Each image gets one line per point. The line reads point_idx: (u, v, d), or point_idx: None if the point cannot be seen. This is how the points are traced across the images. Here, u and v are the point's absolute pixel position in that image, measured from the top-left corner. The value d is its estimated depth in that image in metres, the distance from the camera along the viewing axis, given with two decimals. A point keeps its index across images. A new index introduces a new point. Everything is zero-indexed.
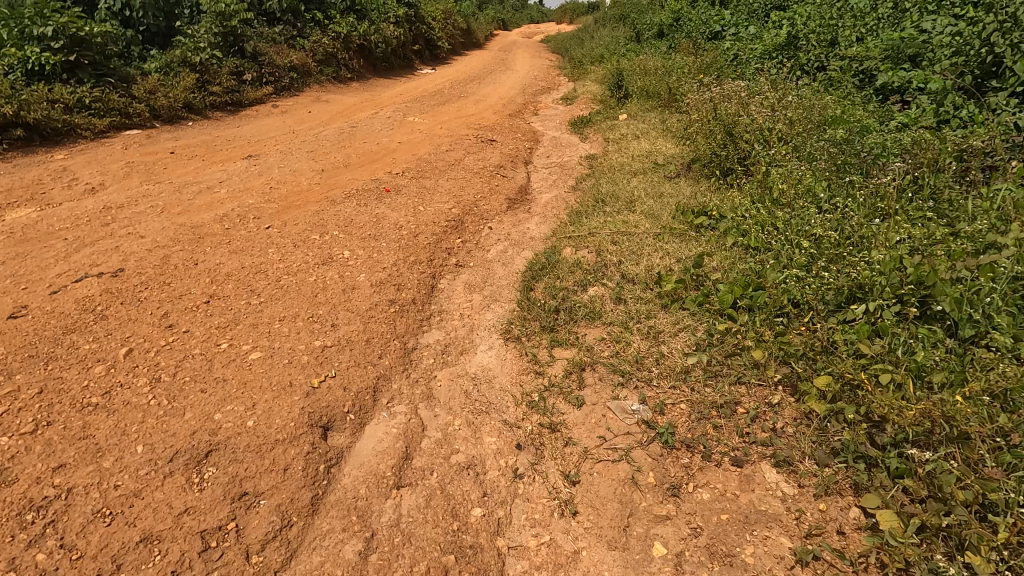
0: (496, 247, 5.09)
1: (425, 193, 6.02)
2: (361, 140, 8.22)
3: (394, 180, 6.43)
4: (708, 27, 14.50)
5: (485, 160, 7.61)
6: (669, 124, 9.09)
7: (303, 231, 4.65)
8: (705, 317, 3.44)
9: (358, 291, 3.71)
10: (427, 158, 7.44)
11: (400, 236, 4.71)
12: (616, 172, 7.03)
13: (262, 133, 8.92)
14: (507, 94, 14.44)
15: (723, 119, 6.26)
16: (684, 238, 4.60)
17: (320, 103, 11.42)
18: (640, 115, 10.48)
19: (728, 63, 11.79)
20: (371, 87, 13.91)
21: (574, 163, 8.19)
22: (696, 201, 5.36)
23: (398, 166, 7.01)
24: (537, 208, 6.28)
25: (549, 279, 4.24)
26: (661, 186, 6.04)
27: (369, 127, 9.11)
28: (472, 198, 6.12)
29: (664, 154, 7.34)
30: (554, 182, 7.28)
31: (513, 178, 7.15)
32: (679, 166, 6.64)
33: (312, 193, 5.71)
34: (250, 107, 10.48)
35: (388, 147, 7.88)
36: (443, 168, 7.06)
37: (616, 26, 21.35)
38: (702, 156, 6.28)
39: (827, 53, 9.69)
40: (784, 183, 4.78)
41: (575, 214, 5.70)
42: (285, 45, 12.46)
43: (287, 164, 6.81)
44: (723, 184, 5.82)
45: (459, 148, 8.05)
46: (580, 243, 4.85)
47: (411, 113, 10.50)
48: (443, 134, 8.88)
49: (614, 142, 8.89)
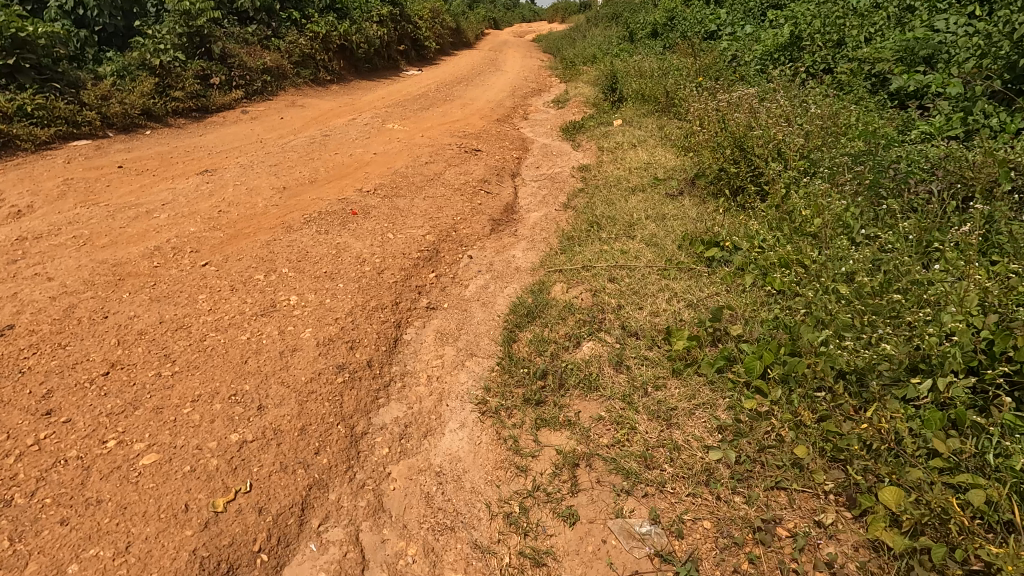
0: (475, 282, 4.43)
1: (397, 216, 5.33)
2: (333, 151, 7.52)
3: (364, 199, 5.74)
4: (703, 27, 13.89)
5: (468, 172, 6.94)
6: (668, 132, 8.45)
7: (246, 268, 3.95)
8: (727, 388, 2.78)
9: (299, 353, 3.02)
10: (403, 172, 6.76)
11: (362, 273, 4.02)
12: (612, 187, 6.38)
13: (226, 142, 8.20)
14: (495, 97, 13.76)
15: (731, 131, 5.63)
16: (693, 275, 3.95)
17: (294, 108, 10.70)
18: (635, 120, 9.85)
19: (727, 64, 11.17)
20: (351, 90, 13.20)
21: (566, 175, 7.53)
22: (704, 227, 4.72)
23: (370, 182, 6.33)
24: (524, 230, 5.63)
25: (536, 329, 3.59)
26: (663, 207, 5.39)
27: (344, 136, 8.42)
28: (451, 220, 5.45)
29: (664, 167, 6.71)
30: (543, 199, 6.62)
31: (498, 194, 6.49)
32: (682, 182, 5.99)
33: (267, 217, 5.02)
34: (217, 113, 9.76)
35: (362, 160, 7.19)
36: (420, 184, 6.37)
37: (609, 25, 20.72)
38: (708, 171, 5.65)
39: (834, 54, 9.08)
40: (807, 210, 4.14)
41: (567, 240, 5.04)
42: (258, 45, 11.74)
43: (245, 181, 6.11)
44: (732, 205, 5.19)
45: (440, 159, 7.38)
46: (572, 279, 4.19)
47: (392, 119, 9.82)
48: (424, 143, 8.20)
49: (609, 152, 8.24)
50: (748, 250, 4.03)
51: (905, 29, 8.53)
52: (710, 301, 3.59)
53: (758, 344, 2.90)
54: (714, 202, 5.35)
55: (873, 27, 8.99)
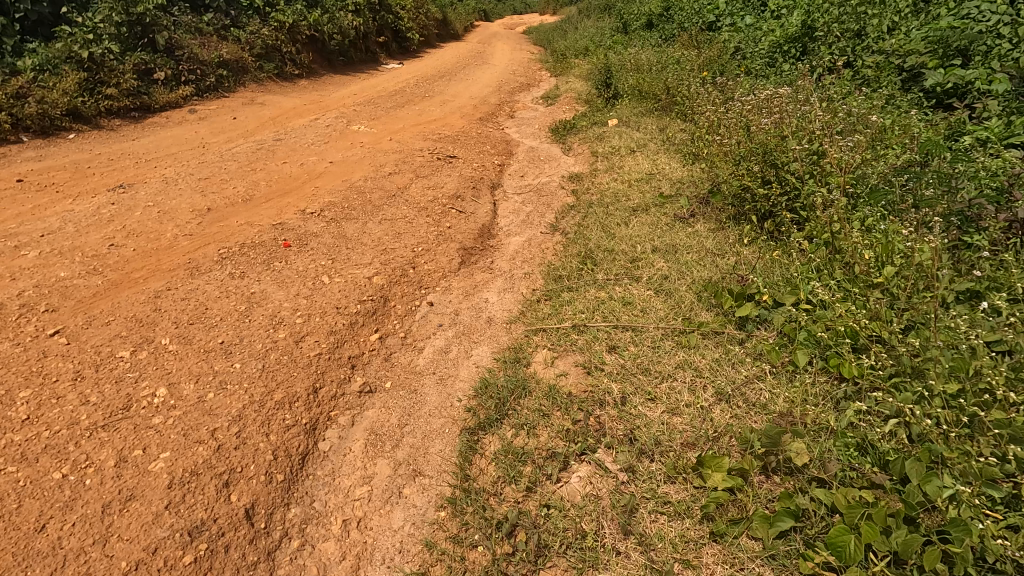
0: (432, 346, 3.40)
1: (342, 247, 4.25)
2: (282, 159, 6.46)
3: (305, 224, 4.66)
4: (702, 16, 12.84)
5: (439, 185, 5.88)
6: (672, 136, 7.40)
7: (108, 339, 2.87)
8: (800, 572, 1.82)
9: (133, 506, 2.00)
10: (361, 186, 5.68)
11: (273, 342, 2.95)
12: (608, 205, 5.37)
13: (161, 148, 7.11)
14: (478, 92, 12.64)
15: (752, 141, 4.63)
16: (721, 346, 2.94)
17: (252, 106, 9.58)
18: (632, 120, 8.82)
19: (731, 58, 10.09)
20: (321, 86, 12.06)
21: (554, 188, 6.50)
22: (728, 271, 3.71)
23: (319, 199, 5.28)
24: (502, 262, 4.60)
25: (507, 434, 2.57)
26: (672, 236, 4.37)
27: (299, 140, 7.34)
28: (410, 251, 4.39)
29: (670, 181, 5.67)
30: (526, 220, 5.58)
31: (473, 214, 5.43)
32: (694, 202, 4.96)
33: (173, 253, 3.95)
34: (160, 112, 8.65)
35: (314, 170, 6.10)
36: (378, 202, 5.29)
37: (602, 16, 19.59)
38: (725, 190, 4.64)
39: (854, 45, 8.01)
40: (872, 255, 3.14)
41: (554, 279, 4.01)
42: (214, 36, 10.60)
43: (162, 200, 5.01)
44: (759, 235, 4.18)
45: (407, 169, 6.33)
46: (558, 344, 3.16)
47: (359, 119, 8.71)
48: (392, 148, 7.14)
49: (604, 160, 7.20)
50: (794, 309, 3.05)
51: (934, 17, 7.46)
52: (753, 393, 2.60)
53: (842, 491, 1.93)
54: (735, 229, 4.34)
55: (896, 13, 7.90)
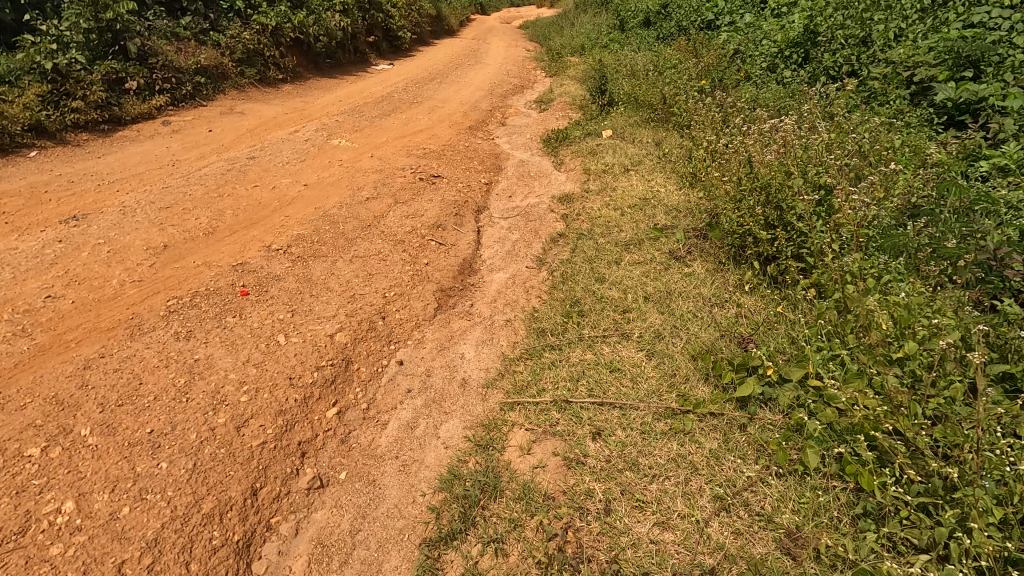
0: (397, 419, 3.04)
1: (304, 295, 3.88)
2: (253, 181, 6.08)
3: (268, 265, 4.29)
4: (699, 15, 12.42)
5: (419, 211, 5.51)
6: (669, 152, 7.02)
7: (18, 431, 2.54)
8: None
9: None
10: (334, 214, 5.30)
11: (209, 430, 2.59)
12: (599, 236, 5.03)
13: (127, 168, 6.72)
14: (468, 97, 12.22)
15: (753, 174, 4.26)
16: (720, 432, 2.60)
17: (230, 116, 9.17)
18: (626, 131, 8.46)
19: (730, 63, 9.70)
20: (306, 91, 11.63)
21: (543, 211, 6.14)
22: (727, 330, 3.37)
23: (288, 232, 4.91)
24: (483, 306, 4.24)
25: (472, 551, 2.25)
26: (666, 280, 4.01)
27: (275, 157, 6.96)
28: (380, 297, 4.02)
29: (665, 210, 5.31)
30: (512, 251, 5.22)
31: (454, 246, 5.07)
32: (690, 236, 4.60)
33: (116, 306, 3.59)
34: (132, 124, 8.25)
35: (286, 196, 5.72)
36: (351, 234, 4.91)
37: (598, 13, 19.13)
38: (723, 226, 4.29)
39: (858, 53, 7.62)
40: (889, 321, 2.77)
41: (537, 334, 3.65)
42: (191, 41, 10.16)
43: (115, 234, 4.62)
44: (761, 280, 3.83)
45: (387, 192, 5.96)
46: (536, 424, 2.82)
47: (340, 131, 8.31)
48: (372, 166, 6.77)
49: (596, 178, 6.82)
50: (802, 385, 2.70)
51: (942, 23, 7.10)
52: (754, 503, 2.27)
53: None
54: (735, 273, 3.99)
55: (902, 20, 7.53)
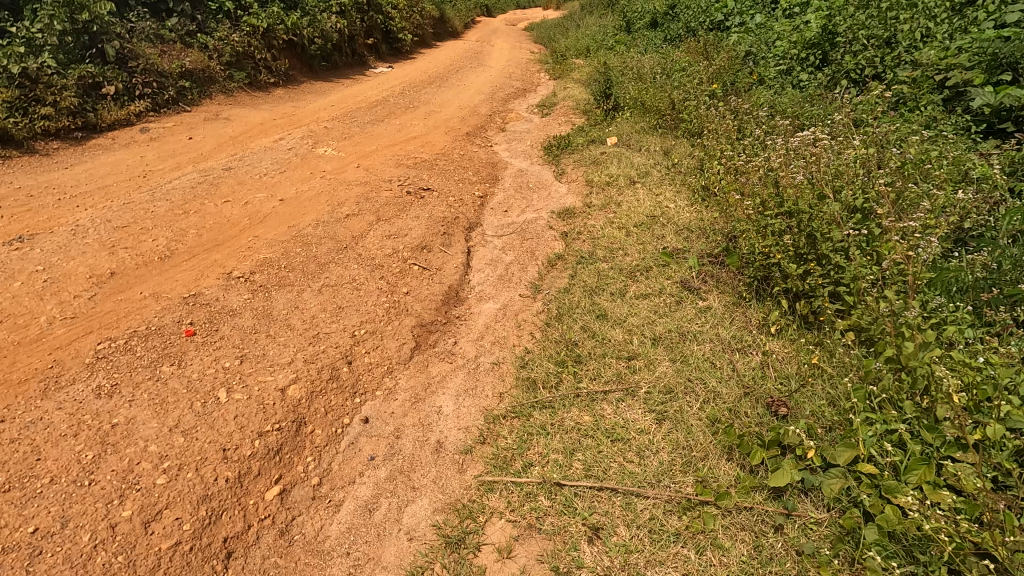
0: (353, 499, 2.52)
1: (260, 336, 3.37)
2: (227, 194, 5.59)
3: (225, 297, 3.78)
4: (708, 15, 11.85)
5: (404, 230, 5.00)
6: (679, 163, 6.47)
7: None
8: None
9: None
10: (308, 235, 4.79)
11: (108, 528, 2.15)
12: (601, 261, 4.49)
13: (94, 179, 6.25)
14: (468, 101, 11.72)
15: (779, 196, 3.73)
16: (749, 537, 2.11)
17: (215, 123, 8.71)
18: (632, 139, 7.92)
19: (742, 65, 9.14)
20: (298, 95, 11.17)
21: (541, 228, 5.63)
22: (752, 387, 2.83)
23: (256, 255, 4.41)
24: (467, 344, 3.72)
25: None
26: (678, 319, 3.48)
27: (254, 167, 6.48)
28: (348, 336, 3.50)
29: (675, 230, 4.77)
30: (504, 276, 4.69)
31: (439, 271, 4.54)
32: (704, 264, 4.07)
33: (38, 350, 3.10)
34: (108, 132, 7.80)
35: (258, 213, 5.22)
36: (324, 258, 4.40)
37: (604, 15, 18.58)
38: (741, 254, 3.75)
39: (882, 55, 7.03)
40: (964, 392, 2.23)
41: (526, 386, 3.13)
42: (176, 43, 9.72)
43: (59, 259, 4.14)
44: (789, 320, 3.28)
45: (370, 207, 5.46)
46: (519, 516, 2.34)
47: (327, 139, 7.81)
48: (357, 178, 6.27)
49: (599, 192, 6.28)
50: (852, 475, 2.18)
51: (974, 22, 6.50)
52: None
53: None
54: (759, 310, 3.45)
55: (931, 18, 6.95)
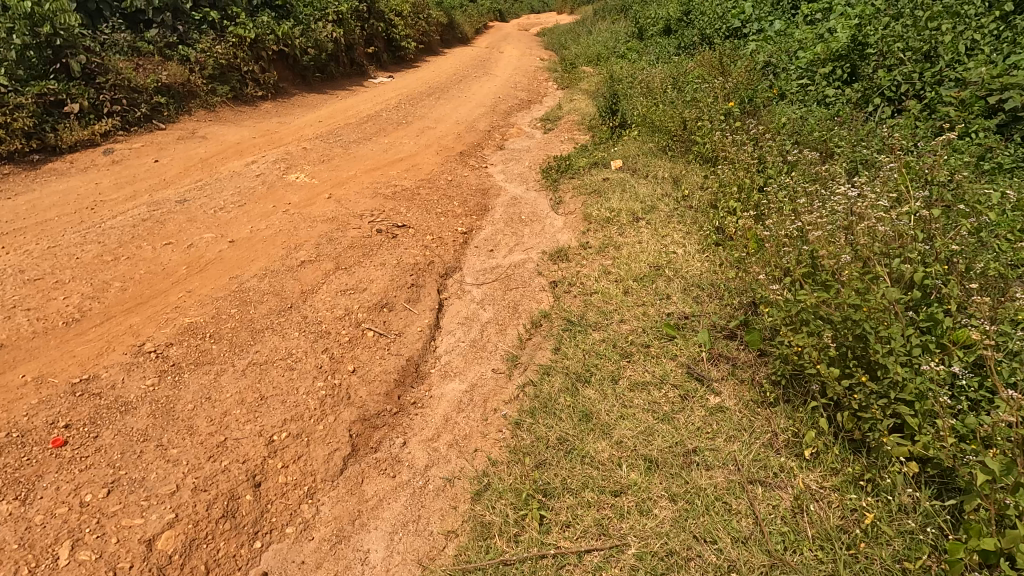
0: None
1: (148, 448, 2.66)
2: (172, 233, 4.93)
3: (124, 382, 3.08)
4: (724, 22, 11.04)
5: (365, 282, 4.29)
6: (690, 197, 5.70)
7: None
8: None
9: None
10: (250, 290, 4.09)
11: None
12: (591, 328, 3.74)
13: (37, 210, 5.66)
14: (467, 115, 11.02)
15: (817, 268, 2.91)
16: None
17: (189, 142, 8.11)
18: (639, 162, 7.17)
19: (762, 78, 8.31)
20: (286, 109, 10.55)
21: (529, 274, 4.89)
22: (779, 558, 2.10)
23: (182, 318, 3.73)
24: (418, 447, 2.99)
25: None
26: (685, 430, 2.71)
27: (213, 197, 5.83)
28: (262, 445, 2.76)
29: (683, 289, 3.99)
30: (478, 341, 3.95)
31: (399, 338, 3.80)
32: (718, 341, 3.32)
33: None
34: (69, 154, 7.25)
35: (200, 259, 4.53)
36: (261, 323, 3.70)
37: (616, 21, 17.82)
38: (759, 336, 2.99)
39: (921, 70, 6.16)
40: None
41: (480, 530, 2.42)
42: (154, 56, 9.13)
43: None
44: (829, 441, 2.50)
45: (332, 250, 4.76)
46: None
47: (303, 163, 7.13)
48: (325, 211, 5.58)
49: (598, 229, 5.52)
50: None
51: None
52: None
53: None
54: (789, 417, 2.68)
55: (978, 29, 6.07)
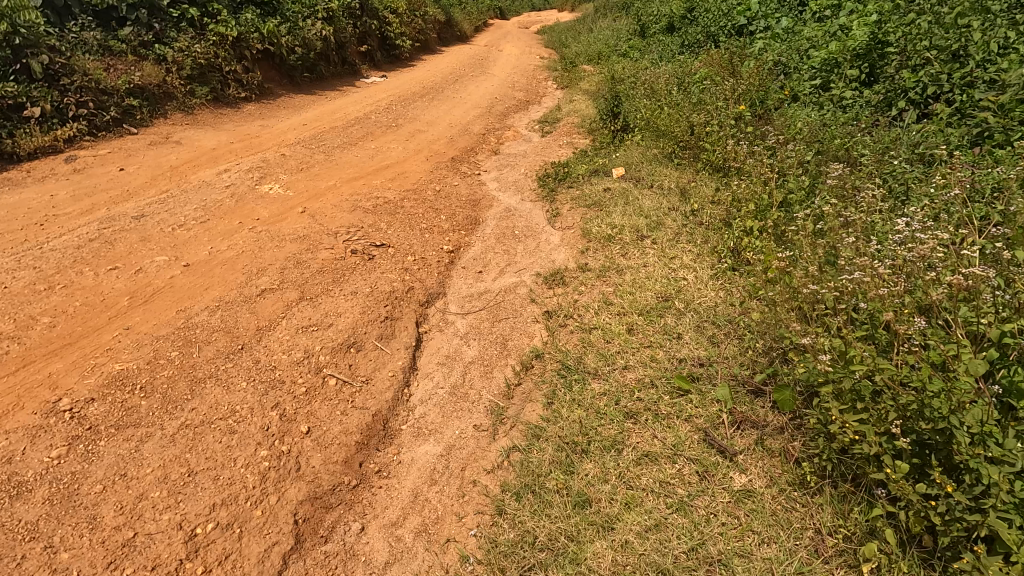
0: None
1: (33, 552, 2.19)
2: (121, 255, 4.39)
3: (25, 454, 2.57)
4: (730, 19, 10.48)
5: (333, 316, 3.75)
6: (700, 212, 5.16)
7: None
8: None
9: None
10: (197, 327, 3.55)
11: None
12: (589, 377, 3.19)
13: None
14: (461, 117, 10.48)
15: (876, 327, 2.44)
16: None
17: (160, 148, 7.57)
18: (642, 170, 6.62)
19: (772, 78, 7.72)
20: (271, 111, 10.00)
21: (521, 300, 4.35)
22: None
23: (112, 364, 3.19)
24: (379, 534, 2.48)
25: None
26: (705, 527, 2.21)
27: (175, 212, 5.29)
28: (181, 543, 2.27)
29: (697, 328, 3.46)
30: (459, 387, 3.41)
31: (366, 387, 3.26)
32: (742, 400, 2.81)
33: None
34: (27, 162, 6.73)
35: (146, 287, 3.99)
36: (204, 370, 3.16)
37: (617, 19, 17.25)
38: (789, 399, 2.58)
39: (949, 70, 5.46)
40: None
41: None
42: (126, 55, 8.58)
43: None
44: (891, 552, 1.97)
45: (299, 276, 4.21)
46: None
47: (279, 172, 6.58)
48: (297, 228, 5.04)
49: (598, 248, 4.97)
50: None
51: None
52: None
53: None
54: (835, 511, 2.17)
55: (1012, 25, 5.39)
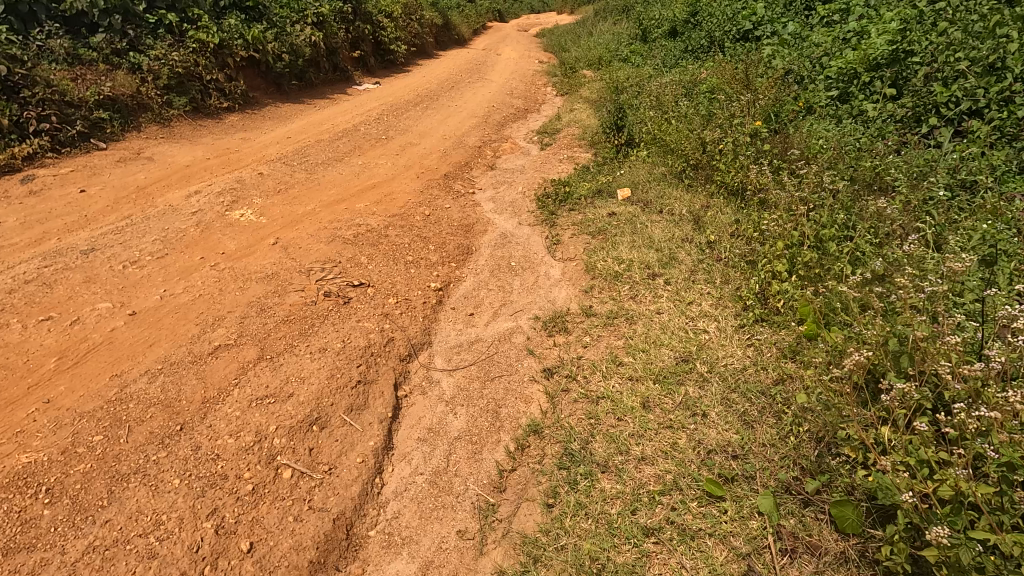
0: None
1: None
2: (57, 301, 3.83)
3: None
4: (735, 24, 9.91)
5: (294, 382, 3.18)
6: (718, 244, 4.60)
7: None
8: None
9: None
10: (130, 398, 2.98)
11: None
12: (598, 469, 2.64)
13: None
14: (455, 127, 9.90)
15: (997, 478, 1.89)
16: None
17: (129, 166, 7.01)
18: (650, 192, 6.05)
19: (786, 88, 7.06)
20: (254, 122, 9.44)
21: (516, 352, 3.78)
22: None
23: (18, 454, 2.64)
24: None
25: None
26: None
27: (130, 244, 4.72)
28: None
29: (725, 401, 2.90)
30: (441, 474, 2.85)
31: (328, 480, 2.71)
32: (790, 512, 2.30)
33: None
34: None
35: (80, 343, 3.43)
36: (130, 464, 2.61)
37: (616, 23, 16.71)
38: (852, 514, 2.09)
39: (987, 83, 4.87)
40: None
41: None
42: (96, 64, 8.01)
43: None
44: None
45: (259, 327, 3.64)
46: None
47: (253, 195, 6.01)
48: (264, 264, 4.47)
49: (605, 287, 4.41)
50: None
51: None
52: None
53: None
54: None
55: None
